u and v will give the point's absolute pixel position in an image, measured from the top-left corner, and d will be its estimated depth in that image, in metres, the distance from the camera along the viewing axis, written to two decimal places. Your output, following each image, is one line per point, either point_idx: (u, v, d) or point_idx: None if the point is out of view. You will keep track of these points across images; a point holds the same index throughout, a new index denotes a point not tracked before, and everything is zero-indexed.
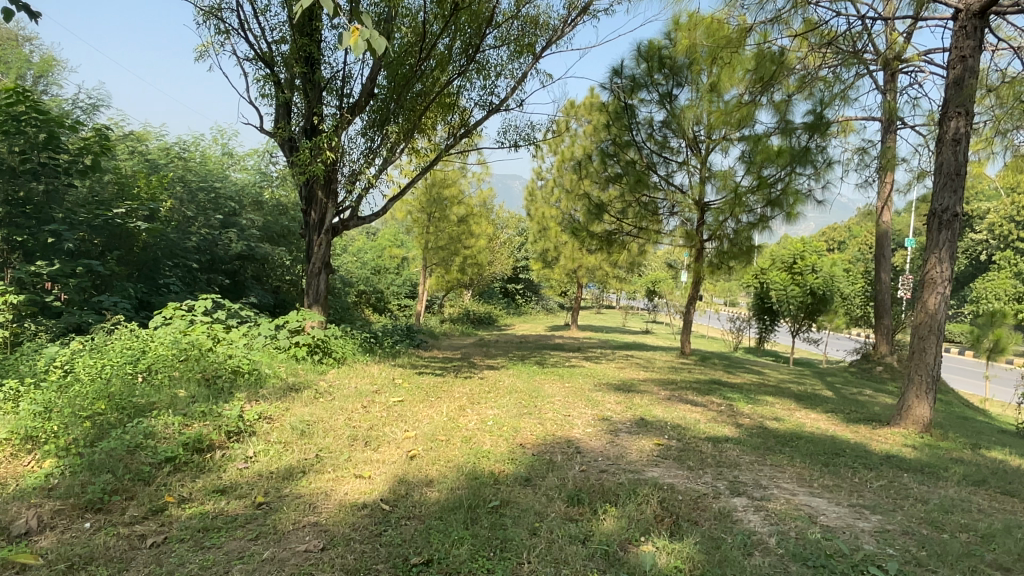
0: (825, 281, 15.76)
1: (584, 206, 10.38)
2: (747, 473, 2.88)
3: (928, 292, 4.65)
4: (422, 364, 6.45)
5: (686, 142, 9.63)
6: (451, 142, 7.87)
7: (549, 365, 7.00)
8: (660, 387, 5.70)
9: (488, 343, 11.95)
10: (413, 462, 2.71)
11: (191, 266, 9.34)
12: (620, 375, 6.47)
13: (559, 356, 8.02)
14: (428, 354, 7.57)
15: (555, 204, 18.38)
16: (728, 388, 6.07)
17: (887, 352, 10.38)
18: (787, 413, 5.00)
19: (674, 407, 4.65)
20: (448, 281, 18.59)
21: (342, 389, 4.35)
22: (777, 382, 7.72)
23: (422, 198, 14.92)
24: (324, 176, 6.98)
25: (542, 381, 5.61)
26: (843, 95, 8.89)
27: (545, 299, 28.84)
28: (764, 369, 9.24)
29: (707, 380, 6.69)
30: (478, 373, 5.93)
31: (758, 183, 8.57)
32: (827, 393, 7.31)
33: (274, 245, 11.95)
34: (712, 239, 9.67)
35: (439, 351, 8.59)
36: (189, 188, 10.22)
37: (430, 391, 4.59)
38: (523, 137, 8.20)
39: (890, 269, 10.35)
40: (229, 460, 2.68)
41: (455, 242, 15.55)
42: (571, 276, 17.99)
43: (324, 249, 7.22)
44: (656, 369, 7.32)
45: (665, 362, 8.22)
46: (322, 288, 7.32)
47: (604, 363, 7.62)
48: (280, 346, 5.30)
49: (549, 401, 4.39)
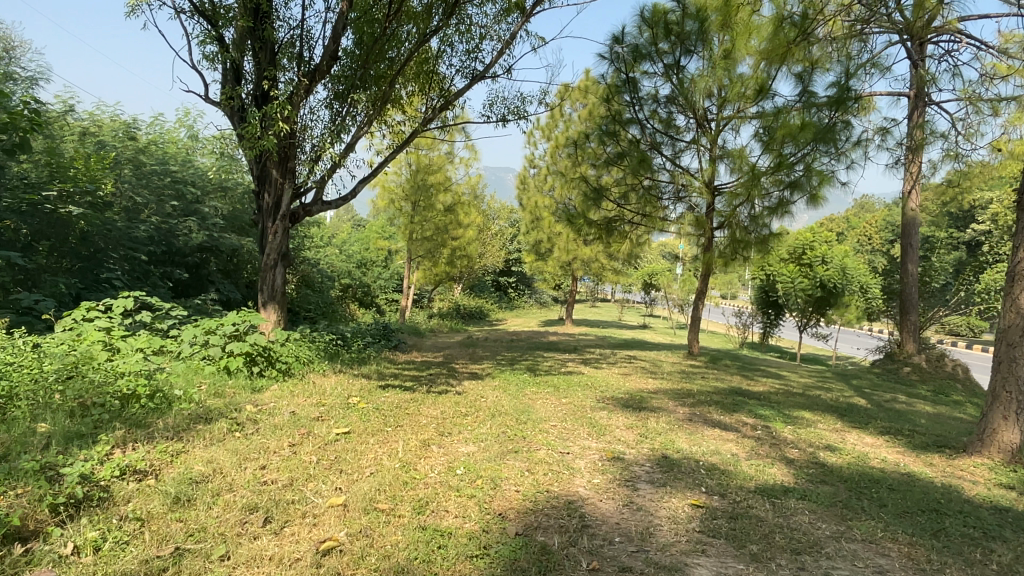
0: (836, 273, 14.83)
1: (580, 191, 9.37)
2: (840, 566, 1.91)
3: (1018, 287, 3.67)
4: (393, 373, 5.45)
5: (695, 119, 8.64)
6: (429, 115, 6.86)
7: (542, 372, 6.01)
8: (675, 402, 4.73)
9: (477, 342, 10.99)
10: (325, 565, 1.72)
11: (140, 258, 8.33)
12: (625, 385, 5.52)
13: (554, 361, 7.04)
14: (403, 360, 6.57)
15: (548, 193, 17.44)
16: (755, 401, 5.10)
17: (914, 351, 9.44)
18: (838, 438, 4.03)
19: (699, 433, 3.68)
20: (436, 275, 17.63)
21: (274, 416, 3.34)
22: (803, 389, 6.78)
23: (405, 186, 13.89)
24: (277, 151, 5.94)
25: (534, 396, 4.61)
26: (871, 64, 7.93)
27: (539, 293, 27.91)
28: (783, 373, 8.28)
29: (726, 390, 5.71)
30: (458, 385, 4.92)
31: (778, 164, 7.57)
32: (862, 403, 6.36)
33: (242, 236, 10.94)
34: (723, 227, 8.67)
35: (419, 355, 7.59)
36: (139, 171, 9.18)
37: (390, 415, 3.59)
38: (512, 110, 7.19)
39: (919, 261, 9.41)
40: (32, 564, 1.68)
41: (443, 232, 14.53)
42: (565, 269, 17.01)
43: (280, 238, 6.15)
44: (665, 375, 6.36)
45: (674, 366, 7.27)
46: (280, 283, 6.25)
47: (605, 368, 6.65)
48: (211, 357, 4.30)
49: (542, 430, 3.40)
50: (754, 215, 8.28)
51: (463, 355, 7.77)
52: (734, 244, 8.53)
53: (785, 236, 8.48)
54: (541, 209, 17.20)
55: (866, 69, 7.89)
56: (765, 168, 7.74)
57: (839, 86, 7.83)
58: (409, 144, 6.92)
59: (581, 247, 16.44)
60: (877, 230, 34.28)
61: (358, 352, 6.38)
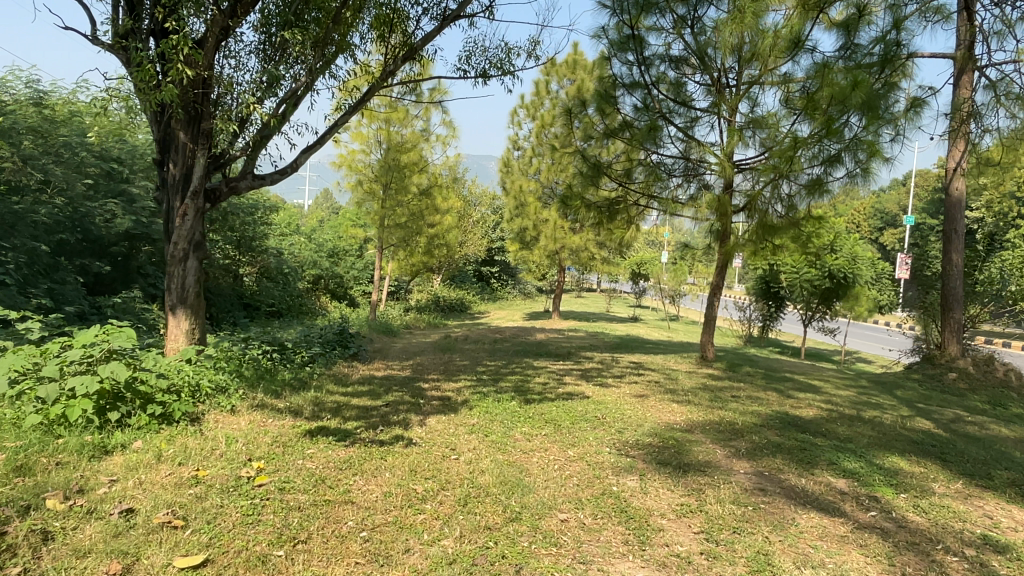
0: (847, 262, 13.62)
1: (575, 169, 7.97)
2: None
3: None
4: (337, 402, 4.06)
5: (710, 82, 7.27)
6: (389, 67, 5.42)
7: (534, 395, 4.64)
8: (723, 448, 3.40)
9: (455, 344, 9.60)
10: None
11: (44, 250, 6.85)
12: (644, 414, 4.19)
13: (547, 375, 5.68)
14: (357, 378, 5.17)
15: (533, 176, 16.08)
16: (825, 442, 3.78)
17: (958, 354, 8.19)
18: (985, 518, 2.71)
19: (792, 524, 2.35)
20: (411, 265, 16.22)
21: (86, 529, 1.92)
22: (856, 410, 5.50)
23: (376, 166, 12.38)
24: (183, 107, 4.48)
25: (528, 446, 3.23)
26: (928, 11, 6.57)
27: (522, 283, 26.51)
28: (816, 384, 6.99)
29: (775, 419, 4.40)
30: (420, 424, 3.54)
31: (825, 131, 6.19)
32: (934, 430, 5.09)
33: None
34: (745, 211, 7.29)
35: (381, 368, 6.18)
36: (47, 143, 7.65)
37: (301, 509, 2.19)
38: (494, 62, 5.76)
39: (964, 250, 8.15)
40: None
41: (417, 220, 13.07)
42: (552, 258, 15.63)
43: (191, 221, 4.69)
44: (690, 396, 5.04)
45: (695, 381, 5.98)
46: (193, 279, 4.81)
47: (613, 386, 5.31)
48: (40, 400, 2.86)
49: (546, 541, 2.04)
50: (785, 195, 6.94)
51: (435, 366, 6.39)
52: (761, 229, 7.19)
53: (819, 221, 7.16)
54: (526, 195, 15.79)
55: (920, 20, 6.56)
56: (806, 136, 6.35)
57: (888, 40, 6.48)
58: (365, 103, 5.48)
59: (569, 235, 15.10)
60: (868, 218, 33.28)
61: (297, 370, 4.96)
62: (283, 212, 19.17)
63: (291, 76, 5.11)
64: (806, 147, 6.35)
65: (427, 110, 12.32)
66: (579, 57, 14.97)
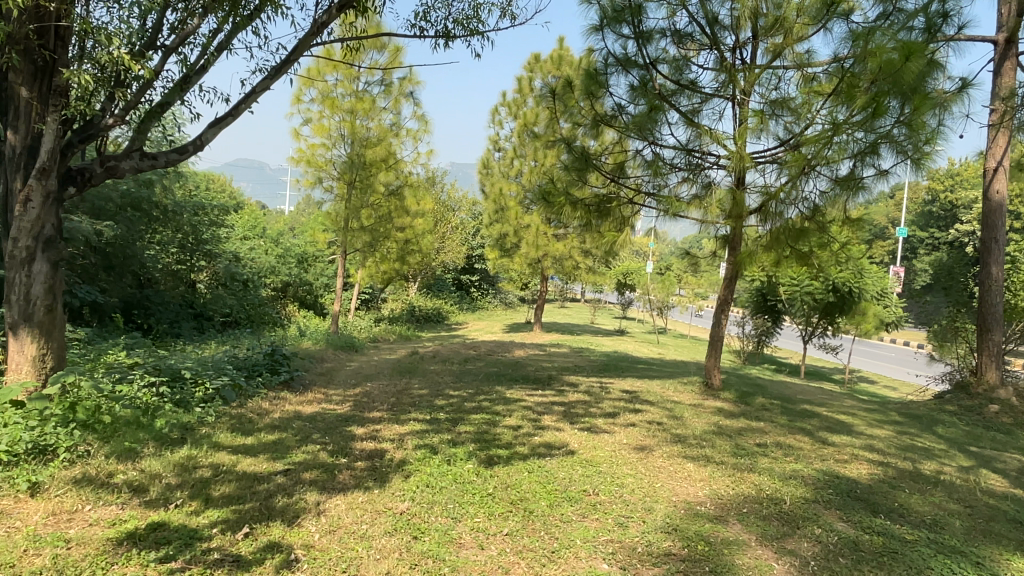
0: (852, 275, 12.58)
1: (560, 160, 6.81)
2: None
3: None
4: (215, 471, 2.85)
5: (720, 61, 6.15)
6: (323, 20, 4.23)
7: (499, 451, 3.43)
8: (781, 558, 2.23)
9: (421, 362, 8.41)
10: None
11: None
12: (648, 483, 3.02)
13: (521, 414, 4.47)
14: (271, 422, 3.94)
15: (514, 179, 14.95)
16: (915, 537, 2.61)
17: (998, 382, 7.11)
18: None
19: None
20: (382, 271, 14.99)
21: None
22: (909, 462, 4.37)
23: (340, 163, 11.13)
24: (19, 52, 3.27)
25: (478, 562, 2.05)
26: None
27: (504, 293, 25.32)
28: (845, 421, 5.85)
29: (826, 488, 3.24)
30: (319, 518, 2.35)
31: (868, 114, 5.00)
32: (1017, 492, 3.95)
33: (89, 223, 8.27)
34: (762, 214, 6.15)
35: (315, 401, 4.94)
36: None
37: None
38: (458, 19, 4.60)
39: (1005, 262, 7.02)
40: None
41: (385, 224, 11.83)
42: (534, 267, 14.44)
43: (37, 209, 3.46)
44: (705, 447, 3.86)
45: (705, 421, 4.83)
46: (41, 289, 3.57)
47: (605, 431, 4.13)
48: None
49: None
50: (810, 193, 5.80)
51: (385, 398, 5.15)
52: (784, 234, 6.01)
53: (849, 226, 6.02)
54: (506, 198, 14.61)
55: None
56: (840, 121, 5.22)
57: (933, 10, 5.40)
58: (290, 66, 4.27)
59: (552, 242, 13.94)
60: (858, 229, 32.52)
61: (185, 414, 3.73)
62: (248, 215, 17.91)
63: (188, 23, 3.90)
64: (845, 132, 5.16)
65: (396, 101, 11.12)
66: (564, 53, 13.86)
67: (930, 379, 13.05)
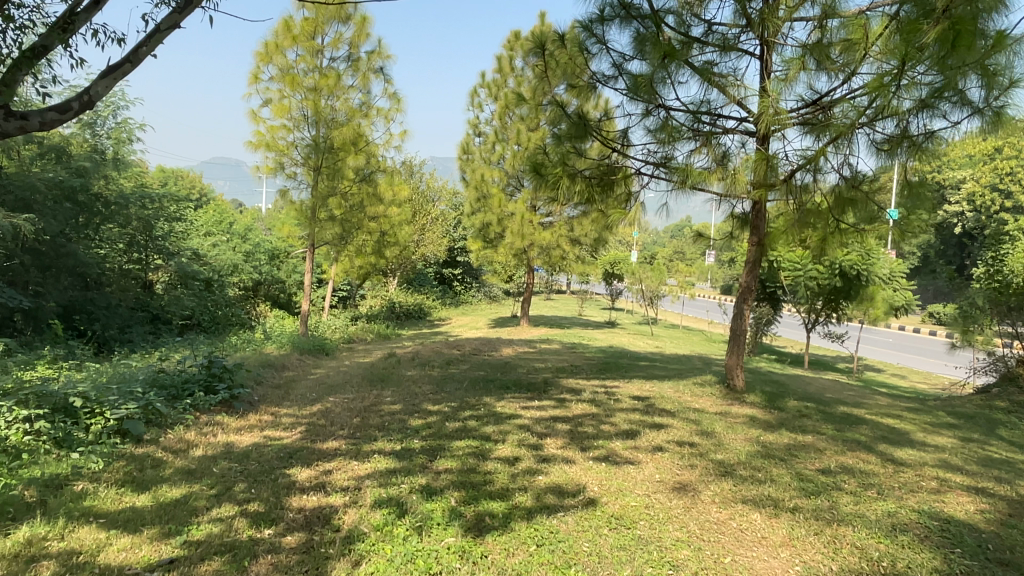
0: (859, 257, 11.76)
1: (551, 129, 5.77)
2: None
3: None
4: (59, 569, 1.88)
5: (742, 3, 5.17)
6: None
7: (492, 505, 2.45)
8: None
9: (400, 366, 7.46)
10: None
11: None
12: (708, 555, 2.08)
13: (517, 440, 3.52)
14: (183, 467, 2.96)
15: (496, 164, 13.96)
16: None
17: None
18: None
19: None
20: (358, 265, 13.97)
21: None
22: (1007, 485, 3.47)
23: (302, 146, 10.00)
24: None
25: None
26: None
27: (488, 286, 24.31)
28: (897, 427, 4.96)
29: (952, 548, 2.31)
30: None
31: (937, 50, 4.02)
32: None
33: (9, 218, 7.21)
34: (795, 183, 5.16)
35: (257, 428, 3.93)
36: None
37: None
38: None
39: None
40: None
41: (358, 214, 10.79)
42: (519, 258, 13.43)
43: None
44: (762, 483, 2.91)
45: (744, 438, 3.90)
46: None
47: (627, 460, 3.19)
48: None
49: None
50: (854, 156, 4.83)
51: (345, 419, 4.16)
52: (830, 204, 5.24)
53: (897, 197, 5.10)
54: (489, 185, 13.58)
55: None
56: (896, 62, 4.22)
57: None
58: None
59: (538, 230, 12.95)
60: None
61: (52, 466, 2.73)
62: (212, 209, 16.76)
63: None
64: (909, 75, 4.11)
65: (364, 77, 10.06)
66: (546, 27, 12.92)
67: (972, 373, 11.99)
